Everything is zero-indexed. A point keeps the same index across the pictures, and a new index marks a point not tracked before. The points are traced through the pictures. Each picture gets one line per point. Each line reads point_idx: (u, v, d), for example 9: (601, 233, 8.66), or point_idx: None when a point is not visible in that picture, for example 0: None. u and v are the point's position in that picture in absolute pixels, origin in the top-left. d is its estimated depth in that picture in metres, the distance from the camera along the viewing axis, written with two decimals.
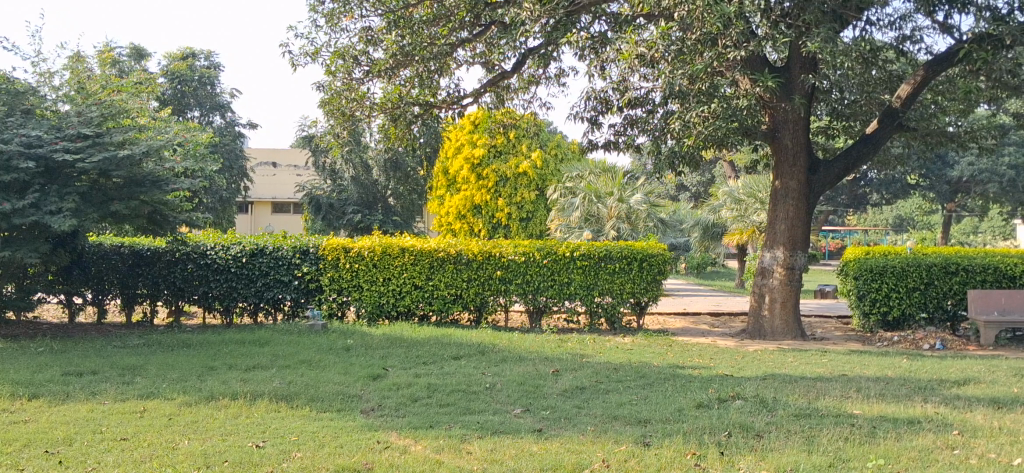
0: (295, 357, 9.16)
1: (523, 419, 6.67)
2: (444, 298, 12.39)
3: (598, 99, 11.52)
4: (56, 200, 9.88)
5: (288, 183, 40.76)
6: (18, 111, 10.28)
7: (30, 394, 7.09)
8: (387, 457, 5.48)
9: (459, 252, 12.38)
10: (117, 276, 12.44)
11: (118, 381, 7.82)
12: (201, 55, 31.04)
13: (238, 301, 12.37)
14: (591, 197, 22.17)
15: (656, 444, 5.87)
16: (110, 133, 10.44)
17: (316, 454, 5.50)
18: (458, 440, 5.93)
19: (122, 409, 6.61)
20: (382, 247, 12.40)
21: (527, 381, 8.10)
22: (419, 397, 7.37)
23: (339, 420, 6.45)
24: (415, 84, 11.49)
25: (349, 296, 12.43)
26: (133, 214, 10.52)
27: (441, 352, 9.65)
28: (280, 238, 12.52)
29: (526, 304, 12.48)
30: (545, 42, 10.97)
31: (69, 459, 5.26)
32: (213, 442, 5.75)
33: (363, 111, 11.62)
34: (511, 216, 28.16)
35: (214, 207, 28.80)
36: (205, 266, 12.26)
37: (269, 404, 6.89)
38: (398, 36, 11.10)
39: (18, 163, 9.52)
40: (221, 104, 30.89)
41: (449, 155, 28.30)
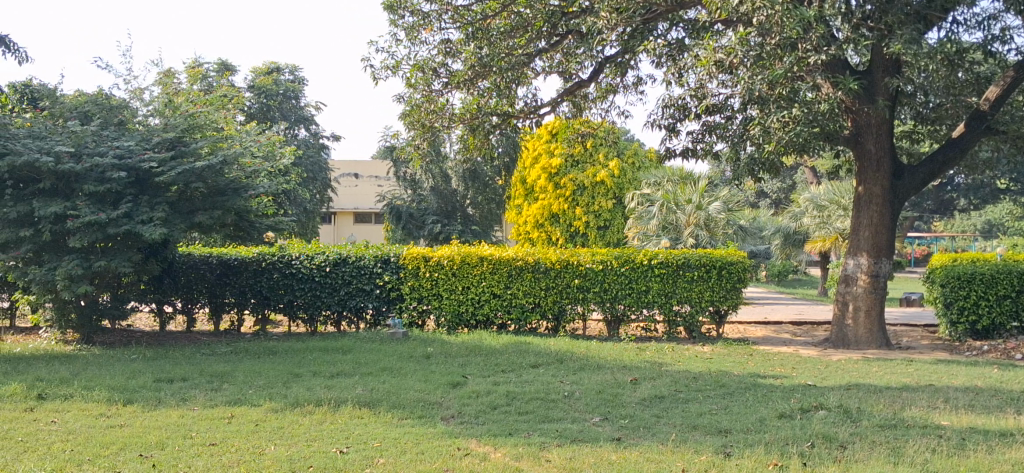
0: (377, 365, 9.28)
1: (602, 428, 6.67)
2: (523, 306, 12.47)
3: (675, 106, 11.41)
4: (147, 210, 10.11)
5: (368, 193, 41.39)
6: (112, 125, 10.68)
7: (124, 399, 7.34)
8: (468, 464, 5.55)
9: (537, 261, 12.42)
10: (206, 285, 12.75)
11: (207, 387, 8.06)
12: (287, 69, 31.70)
13: (322, 309, 12.58)
14: (670, 205, 21.88)
15: (737, 455, 5.81)
16: (196, 142, 10.75)
17: (397, 461, 5.59)
18: (537, 448, 5.96)
19: (211, 415, 6.81)
20: (461, 256, 12.52)
21: (605, 389, 8.10)
22: (498, 404, 7.43)
23: (421, 426, 6.57)
24: (493, 95, 11.42)
25: (429, 305, 12.59)
26: (220, 223, 10.82)
27: (519, 360, 9.72)
28: (362, 248, 12.72)
29: (605, 312, 12.48)
30: (621, 50, 10.88)
31: (162, 463, 5.44)
32: (299, 447, 5.88)
33: (442, 122, 11.69)
34: (588, 225, 27.94)
35: (301, 218, 29.31)
36: (290, 275, 12.48)
37: (352, 410, 7.03)
38: (475, 47, 11.22)
39: (110, 174, 9.86)
40: (304, 117, 31.50)
41: (527, 166, 28.34)
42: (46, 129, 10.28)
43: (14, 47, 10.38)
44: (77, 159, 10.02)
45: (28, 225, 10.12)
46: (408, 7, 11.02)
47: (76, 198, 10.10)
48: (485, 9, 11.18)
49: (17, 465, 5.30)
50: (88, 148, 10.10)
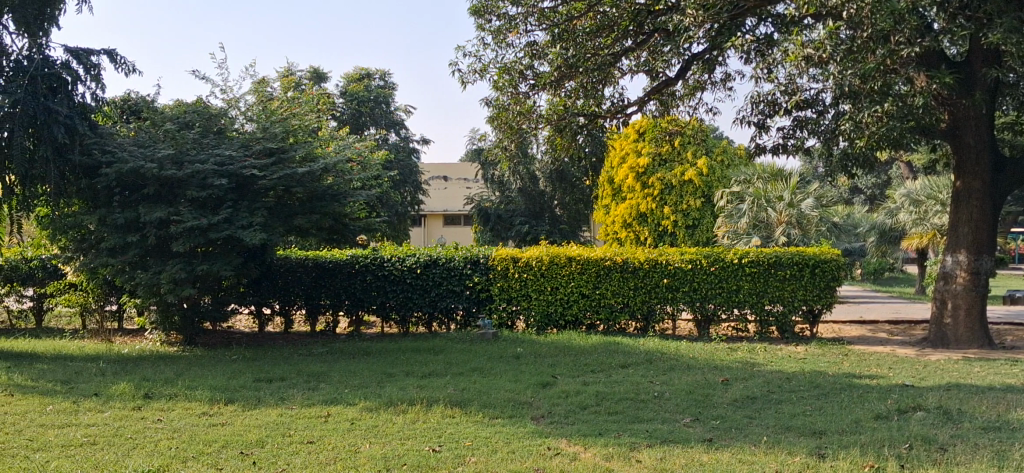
0: (468, 366, 9.38)
1: (692, 429, 6.62)
2: (612, 307, 12.45)
3: (764, 102, 11.14)
4: (246, 215, 10.38)
5: (457, 195, 41.71)
6: (212, 133, 11.02)
7: (226, 399, 7.57)
8: (559, 463, 5.59)
9: (625, 260, 12.38)
10: (302, 288, 13.04)
11: (304, 387, 8.25)
12: (378, 75, 32.22)
13: (414, 311, 12.76)
14: (761, 202, 21.28)
15: (832, 457, 5.71)
16: (293, 148, 11.04)
17: (488, 459, 5.66)
18: (628, 448, 5.97)
19: (308, 414, 6.98)
20: (549, 256, 12.55)
21: (696, 390, 8.04)
22: (588, 404, 7.45)
23: (511, 426, 6.62)
24: (579, 95, 11.40)
25: (519, 305, 12.66)
26: (314, 225, 11.08)
27: (608, 360, 9.71)
28: (452, 249, 12.85)
29: (694, 312, 12.37)
30: (708, 47, 10.75)
31: (261, 460, 5.61)
32: (392, 445, 6.00)
33: (530, 123, 11.57)
34: (676, 223, 26.21)
35: (393, 221, 29.70)
36: (382, 277, 12.69)
37: (444, 409, 7.13)
38: (561, 48, 11.19)
39: (211, 180, 10.18)
40: (395, 122, 31.96)
41: (614, 165, 27.28)
42: (150, 138, 10.68)
43: (121, 61, 10.76)
44: (179, 166, 10.37)
45: (134, 230, 10.52)
46: (495, 11, 11.09)
47: (179, 204, 10.46)
48: (570, 11, 11.12)
49: (127, 461, 5.52)
50: (189, 156, 10.43)
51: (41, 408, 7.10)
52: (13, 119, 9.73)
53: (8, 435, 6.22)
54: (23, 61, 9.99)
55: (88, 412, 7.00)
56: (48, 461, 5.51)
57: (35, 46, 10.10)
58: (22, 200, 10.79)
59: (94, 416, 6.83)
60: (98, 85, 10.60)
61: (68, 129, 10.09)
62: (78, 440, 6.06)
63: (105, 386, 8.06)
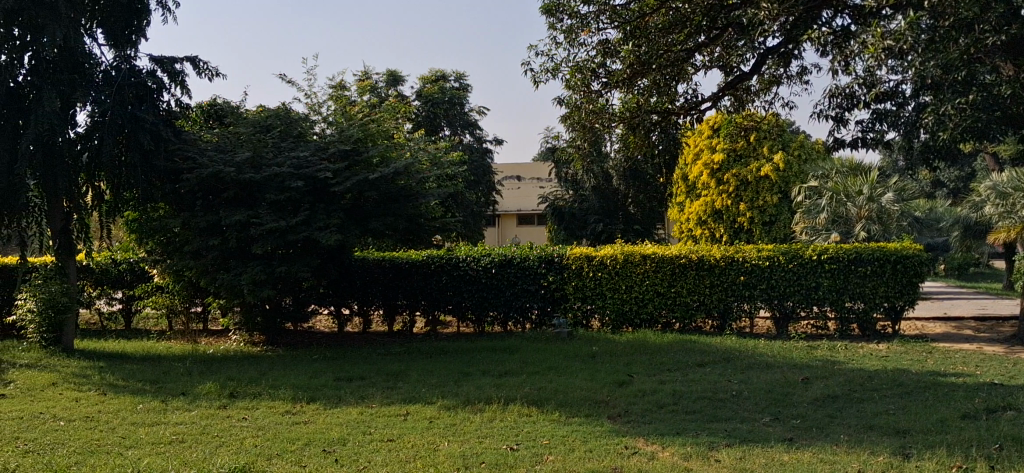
0: (544, 364, 9.41)
1: (772, 428, 6.52)
2: (688, 305, 12.35)
3: (842, 95, 10.34)
4: (324, 217, 10.55)
5: (531, 194, 41.79)
6: (291, 136, 11.23)
7: (308, 397, 7.71)
8: (636, 463, 5.55)
9: (701, 258, 12.26)
10: (380, 288, 13.21)
11: (383, 386, 8.35)
12: (452, 77, 32.39)
13: (489, 310, 12.83)
14: (839, 197, 20.19)
15: (917, 457, 5.59)
16: (369, 150, 11.19)
17: (566, 458, 5.66)
18: (706, 448, 5.91)
19: (387, 412, 7.07)
20: (624, 255, 12.50)
21: (774, 389, 7.92)
22: (665, 404, 7.38)
23: (587, 425, 6.60)
24: (653, 92, 10.70)
25: (593, 304, 12.62)
26: (390, 226, 11.18)
27: (685, 359, 9.60)
28: (527, 249, 12.88)
29: (772, 310, 12.19)
30: (785, 40, 9.93)
31: (344, 457, 5.71)
32: (471, 443, 6.06)
33: (603, 123, 10.89)
34: (753, 220, 25.62)
35: (468, 221, 29.88)
36: (458, 277, 12.79)
37: (520, 408, 7.14)
38: (633, 45, 10.39)
39: (290, 183, 10.37)
40: (469, 123, 32.11)
41: (689, 162, 26.94)
42: (232, 144, 10.95)
43: (204, 67, 11.04)
44: (259, 170, 10.60)
45: (217, 233, 10.78)
46: (566, 10, 10.86)
47: (259, 207, 10.68)
48: (644, 7, 10.41)
49: (214, 458, 5.67)
50: (269, 160, 10.66)
51: (132, 407, 7.33)
52: (102, 127, 10.08)
53: (101, 433, 6.44)
54: (111, 71, 10.38)
55: (176, 410, 7.20)
56: (141, 458, 5.68)
57: (123, 57, 10.46)
58: (111, 206, 11.15)
59: (182, 415, 7.01)
60: (183, 92, 10.91)
61: (154, 136, 10.40)
62: (168, 438, 6.24)
63: (192, 386, 8.27)
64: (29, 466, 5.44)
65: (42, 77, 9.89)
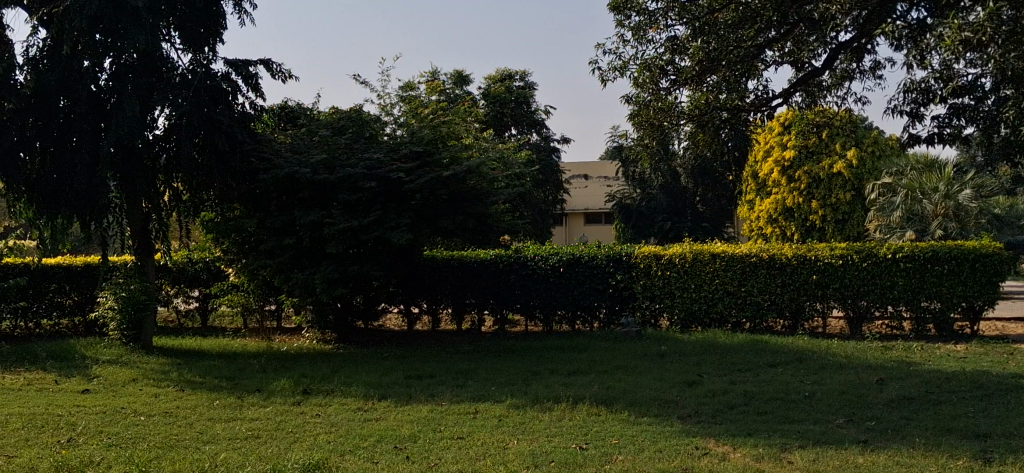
0: (612, 363, 9.37)
1: (846, 430, 6.40)
2: (759, 305, 12.18)
3: (918, 90, 9.75)
4: (395, 217, 10.64)
5: (599, 193, 41.69)
6: (365, 137, 11.36)
7: (379, 395, 7.79)
8: (707, 464, 5.50)
9: (772, 256, 12.09)
10: (449, 288, 13.29)
11: (453, 384, 8.39)
12: (519, 76, 32.42)
13: (557, 309, 12.83)
14: (915, 194, 19.69)
15: (998, 461, 5.43)
16: (439, 151, 11.26)
17: (636, 458, 5.64)
18: (778, 449, 5.83)
19: (457, 410, 7.11)
20: (694, 253, 12.39)
21: (849, 390, 7.78)
22: (736, 404, 7.30)
23: (657, 425, 6.55)
24: (722, 88, 10.34)
25: (662, 303, 12.53)
26: (460, 226, 11.23)
27: (756, 359, 9.48)
28: (595, 248, 12.84)
29: (846, 309, 11.97)
30: (856, 36, 9.63)
31: (414, 454, 5.76)
32: (541, 442, 6.06)
33: (672, 121, 10.68)
34: (825, 218, 25.15)
35: (535, 220, 29.90)
36: (526, 276, 12.82)
37: (589, 408, 7.11)
38: (702, 42, 10.23)
39: (362, 184, 10.50)
40: (536, 123, 32.11)
41: (758, 159, 26.56)
42: (306, 145, 11.13)
43: (277, 70, 11.23)
44: (332, 171, 10.75)
45: (291, 233, 10.97)
46: (634, 7, 10.67)
47: (332, 207, 10.83)
48: (712, 3, 10.15)
49: (289, 453, 5.77)
50: (342, 161, 10.80)
51: (209, 403, 7.49)
52: (180, 130, 10.33)
53: (180, 428, 6.59)
54: (187, 75, 10.49)
55: (252, 406, 7.34)
56: (218, 453, 5.80)
57: (200, 62, 10.72)
58: (188, 206, 11.41)
59: (257, 411, 7.14)
60: (258, 95, 11.13)
61: (230, 138, 10.63)
62: (244, 433, 6.36)
63: (267, 382, 8.42)
64: (112, 459, 5.60)
65: (123, 82, 10.17)
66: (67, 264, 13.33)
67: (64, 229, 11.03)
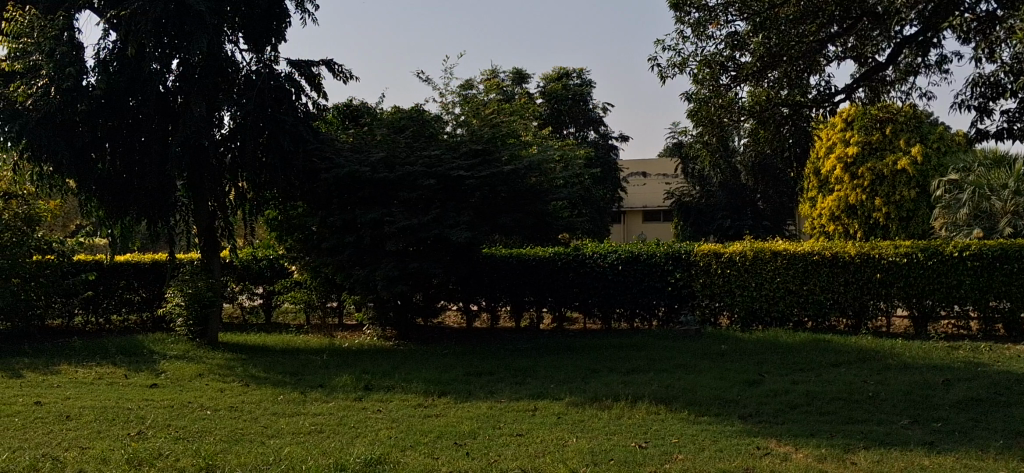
0: (672, 362, 9.32)
1: (912, 431, 6.29)
2: (821, 304, 12.00)
3: (987, 84, 9.47)
4: (455, 215, 10.68)
5: (657, 191, 41.42)
6: (424, 136, 11.40)
7: (439, 391, 7.84)
8: (769, 464, 5.44)
9: (835, 254, 11.92)
10: (508, 285, 13.32)
11: (512, 381, 8.41)
12: (576, 73, 32.35)
13: (616, 307, 12.78)
14: (983, 191, 19.18)
15: None
16: (498, 149, 11.29)
17: (696, 457, 5.60)
18: (842, 450, 5.75)
19: (517, 407, 7.13)
20: (754, 251, 12.26)
21: (915, 390, 7.63)
22: (798, 404, 7.21)
23: (717, 425, 6.49)
24: (783, 84, 10.12)
25: (723, 302, 12.41)
26: (520, 223, 11.22)
27: (819, 359, 9.34)
28: (654, 245, 12.78)
29: (910, 308, 11.73)
30: (922, 30, 9.19)
31: (474, 450, 5.79)
32: (600, 440, 6.05)
33: (731, 117, 10.51)
34: (889, 216, 24.67)
35: (594, 218, 29.81)
36: (585, 274, 12.81)
37: (649, 406, 7.08)
38: (764, 37, 10.01)
39: (422, 182, 10.58)
40: (594, 120, 32.02)
41: (821, 155, 26.19)
42: (367, 144, 11.25)
43: (339, 70, 11.35)
44: (393, 169, 10.83)
45: (352, 231, 11.08)
46: (694, 3, 10.55)
47: (392, 205, 10.90)
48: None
49: (351, 448, 5.84)
50: (402, 160, 10.88)
51: (273, 398, 7.60)
52: (245, 130, 10.51)
53: (245, 422, 6.70)
54: (252, 75, 10.76)
55: (315, 402, 7.43)
56: (282, 447, 5.90)
57: (264, 62, 10.88)
58: (252, 205, 11.59)
59: (320, 406, 7.24)
60: (320, 94, 11.27)
61: (293, 137, 10.79)
62: (307, 428, 6.46)
63: (329, 378, 8.53)
64: (180, 452, 5.72)
65: (189, 83, 10.38)
66: (135, 262, 13.63)
67: (133, 227, 11.28)
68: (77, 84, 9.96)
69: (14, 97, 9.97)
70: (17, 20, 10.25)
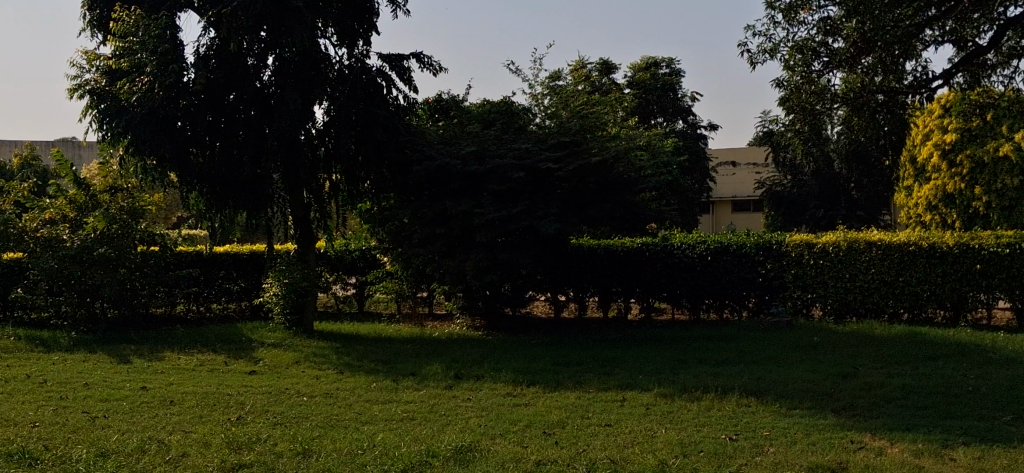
0: (763, 354, 9.18)
1: (1015, 428, 6.08)
2: (918, 295, 11.68)
3: None
4: (543, 207, 10.72)
5: (748, 180, 40.74)
6: (513, 128, 11.50)
7: (528, 381, 7.89)
8: (863, 458, 5.34)
9: (933, 245, 11.60)
10: (596, 275, 13.29)
11: (601, 372, 8.41)
12: (665, 62, 32.06)
13: (705, 298, 12.65)
14: None
15: None
16: (586, 140, 11.27)
17: (789, 451, 5.53)
18: (940, 445, 5.60)
19: (606, 398, 7.13)
20: (848, 241, 12.00)
21: (1018, 386, 7.38)
22: (893, 398, 7.05)
23: (810, 418, 6.39)
24: (878, 71, 9.90)
25: (815, 293, 12.17)
26: (608, 214, 11.18)
27: (916, 352, 9.09)
28: (744, 236, 12.63)
29: (1013, 301, 11.34)
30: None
31: (563, 440, 5.82)
32: (690, 431, 6.02)
33: (824, 104, 10.26)
34: (989, 205, 23.59)
35: (682, 208, 29.53)
36: (674, 265, 12.73)
37: (740, 398, 7.00)
38: (857, 23, 9.63)
39: (510, 174, 10.64)
40: (683, 109, 31.69)
41: (918, 142, 25.44)
42: (456, 136, 11.37)
43: (428, 62, 11.47)
44: (482, 161, 10.92)
45: (441, 223, 11.21)
46: None
47: (481, 197, 10.99)
48: None
49: (442, 436, 5.92)
50: (490, 151, 10.95)
51: (367, 385, 7.76)
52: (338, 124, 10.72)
53: (340, 408, 6.87)
54: (345, 69, 10.96)
55: (407, 390, 7.56)
56: (375, 434, 6.01)
57: (356, 57, 11.07)
58: (345, 197, 11.81)
59: (411, 394, 7.35)
60: (410, 88, 11.41)
61: (384, 131, 10.97)
62: (399, 415, 6.57)
63: (420, 367, 8.65)
64: (277, 438, 5.87)
65: (285, 78, 10.62)
66: (234, 252, 14.02)
67: (231, 219, 11.61)
68: (179, 80, 10.27)
69: (119, 94, 10.33)
70: (122, 20, 10.61)
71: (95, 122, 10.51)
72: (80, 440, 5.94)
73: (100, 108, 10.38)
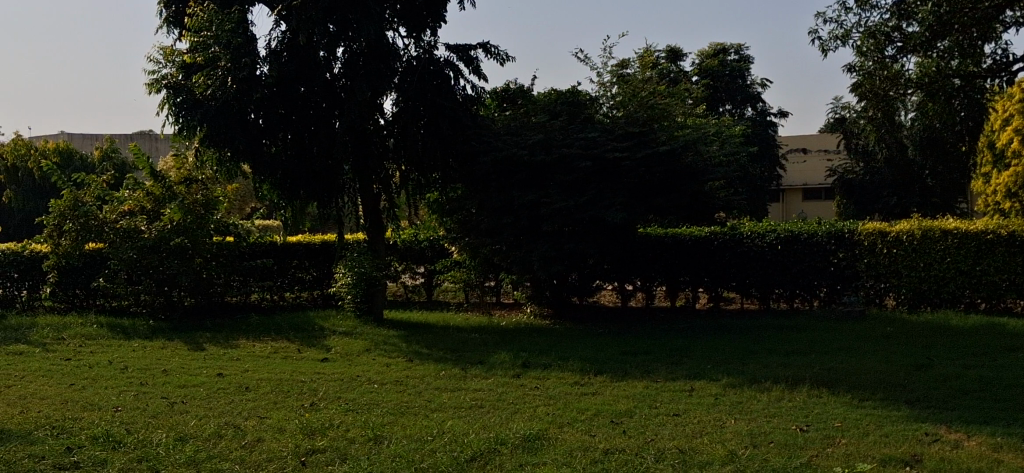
0: (834, 344, 9.04)
1: None
2: (996, 285, 11.40)
3: None
4: (610, 196, 10.69)
5: (819, 168, 40.06)
6: (580, 118, 11.48)
7: (596, 370, 7.89)
8: (938, 451, 5.24)
9: (1012, 233, 11.31)
10: (664, 264, 13.17)
11: (669, 361, 8.37)
12: (733, 49, 31.65)
13: (776, 288, 12.49)
14: None
15: None
16: (653, 129, 11.20)
17: (861, 442, 5.45)
18: (1019, 439, 5.46)
19: (674, 387, 7.10)
20: (923, 230, 11.74)
21: None
22: (970, 390, 6.89)
23: (883, 409, 6.28)
24: (954, 53, 9.58)
25: (888, 283, 11.94)
26: (676, 203, 11.11)
27: (994, 343, 8.87)
28: (815, 224, 12.44)
29: None
30: None
31: (631, 429, 5.81)
32: (760, 422, 5.97)
33: (897, 89, 10.04)
34: None
35: (751, 197, 29.16)
36: (743, 253, 12.60)
37: (811, 389, 6.91)
38: (933, 5, 9.43)
39: (577, 164, 10.64)
40: (752, 96, 31.25)
41: (996, 128, 24.69)
42: (523, 127, 11.39)
43: (495, 52, 11.49)
44: (549, 151, 10.92)
45: (508, 213, 11.25)
46: None
47: (548, 186, 11.00)
48: None
49: (511, 423, 5.96)
50: (557, 141, 10.95)
51: (436, 373, 7.84)
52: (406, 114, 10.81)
53: (409, 395, 6.96)
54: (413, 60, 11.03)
55: (475, 378, 7.63)
56: (444, 421, 6.08)
57: (423, 48, 11.14)
58: (414, 188, 11.92)
59: (479, 382, 7.41)
60: (477, 78, 11.45)
61: (451, 121, 11.03)
62: (468, 402, 6.63)
63: (487, 355, 8.71)
64: (349, 424, 5.97)
65: (354, 70, 10.74)
66: (305, 242, 14.25)
67: (302, 209, 11.79)
68: (251, 73, 10.44)
69: (194, 87, 10.54)
70: (195, 15, 10.82)
71: (171, 115, 10.75)
72: (159, 424, 6.11)
73: (176, 102, 10.62)
